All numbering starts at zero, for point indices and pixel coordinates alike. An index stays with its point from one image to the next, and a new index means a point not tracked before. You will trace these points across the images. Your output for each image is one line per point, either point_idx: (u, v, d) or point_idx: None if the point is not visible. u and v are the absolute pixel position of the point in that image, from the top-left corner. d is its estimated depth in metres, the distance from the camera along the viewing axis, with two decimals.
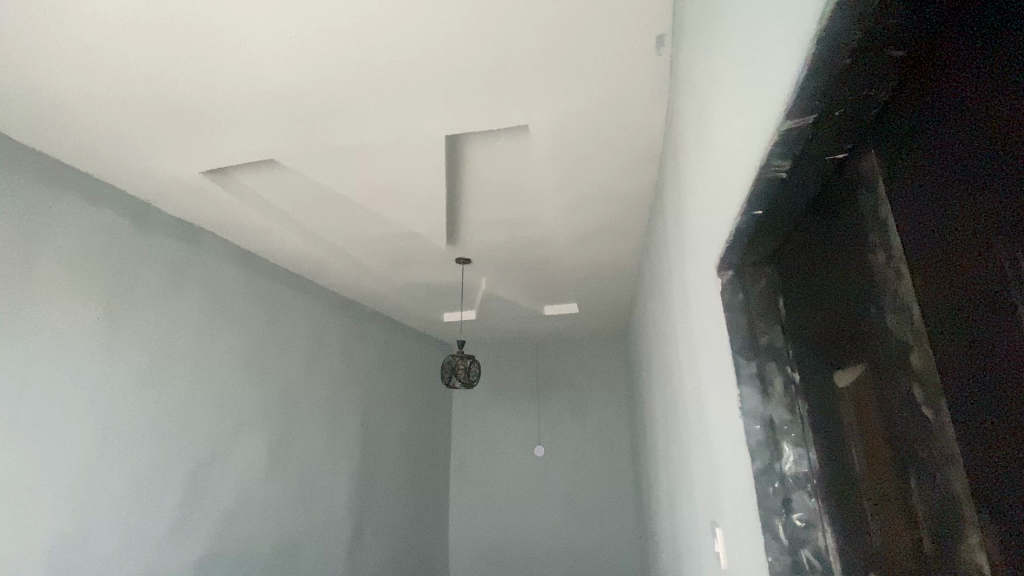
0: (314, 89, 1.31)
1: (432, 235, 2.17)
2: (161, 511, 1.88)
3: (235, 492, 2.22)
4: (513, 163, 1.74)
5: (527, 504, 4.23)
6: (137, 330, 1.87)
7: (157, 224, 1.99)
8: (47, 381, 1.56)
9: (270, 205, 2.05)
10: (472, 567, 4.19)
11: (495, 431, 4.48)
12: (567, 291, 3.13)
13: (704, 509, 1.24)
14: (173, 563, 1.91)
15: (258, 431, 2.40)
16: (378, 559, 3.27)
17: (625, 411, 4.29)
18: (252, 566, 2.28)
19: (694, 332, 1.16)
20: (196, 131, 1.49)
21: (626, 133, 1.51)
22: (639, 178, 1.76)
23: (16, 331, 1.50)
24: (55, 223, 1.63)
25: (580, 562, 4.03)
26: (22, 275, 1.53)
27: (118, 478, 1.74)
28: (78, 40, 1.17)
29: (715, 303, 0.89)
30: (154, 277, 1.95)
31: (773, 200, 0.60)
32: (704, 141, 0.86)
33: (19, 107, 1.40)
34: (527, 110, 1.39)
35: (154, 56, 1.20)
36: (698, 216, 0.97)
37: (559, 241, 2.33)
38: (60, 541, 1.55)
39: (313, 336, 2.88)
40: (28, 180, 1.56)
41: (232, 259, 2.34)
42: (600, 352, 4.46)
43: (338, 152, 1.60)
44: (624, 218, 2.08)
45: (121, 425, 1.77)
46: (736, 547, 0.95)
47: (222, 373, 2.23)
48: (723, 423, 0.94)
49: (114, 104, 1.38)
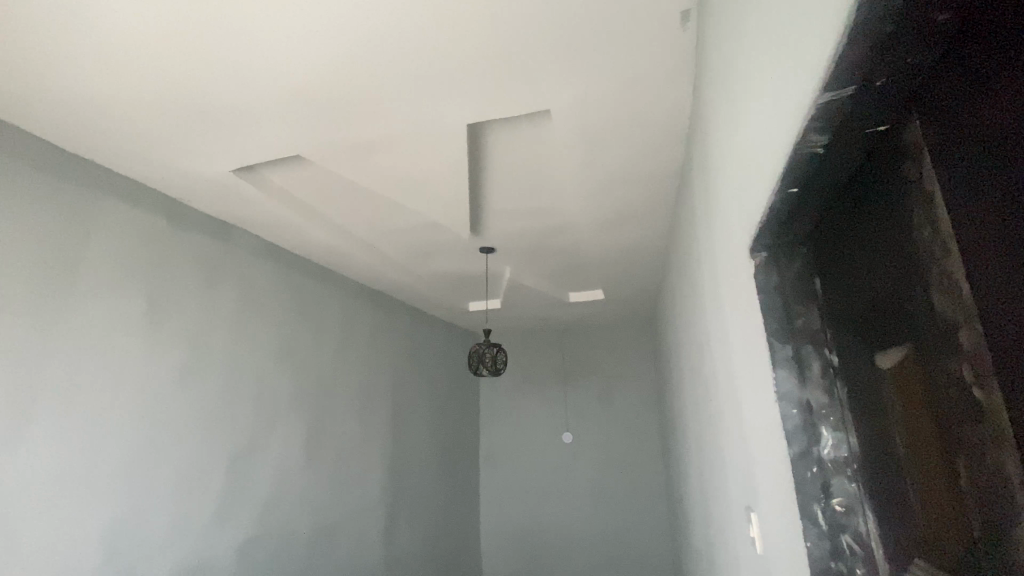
0: (337, 84, 1.32)
1: (455, 224, 2.18)
2: (207, 498, 1.98)
3: (273, 479, 2.32)
4: (535, 148, 1.72)
5: (556, 491, 4.27)
6: (177, 325, 1.95)
7: (191, 222, 2.05)
8: (96, 376, 1.65)
9: (297, 200, 2.09)
10: (503, 553, 4.25)
11: (523, 419, 4.50)
12: (591, 278, 3.11)
13: (738, 493, 1.23)
14: (219, 546, 2.01)
15: (294, 421, 2.48)
16: (412, 545, 3.35)
17: (653, 397, 4.27)
18: (292, 549, 2.38)
19: (725, 313, 1.14)
20: (226, 130, 1.53)
21: (651, 112, 1.47)
22: (665, 158, 1.72)
23: (66, 329, 1.59)
24: (95, 225, 1.71)
25: (611, 546, 4.05)
26: (68, 275, 1.61)
27: (164, 466, 1.83)
28: (105, 45, 1.20)
29: (747, 284, 0.87)
30: (189, 274, 2.02)
31: (810, 177, 0.58)
32: (735, 122, 0.84)
33: (58, 113, 1.46)
34: (546, 92, 1.36)
35: (180, 57, 1.23)
36: (729, 200, 0.94)
37: (583, 226, 2.31)
38: (113, 527, 1.64)
39: (344, 328, 2.94)
40: (64, 184, 1.63)
41: (262, 255, 2.40)
42: (626, 338, 4.43)
43: (358, 144, 1.60)
44: (648, 201, 2.05)
45: (163, 417, 1.85)
46: (772, 531, 0.94)
47: (257, 365, 2.30)
48: (757, 405, 0.92)
49: (140, 105, 1.42)
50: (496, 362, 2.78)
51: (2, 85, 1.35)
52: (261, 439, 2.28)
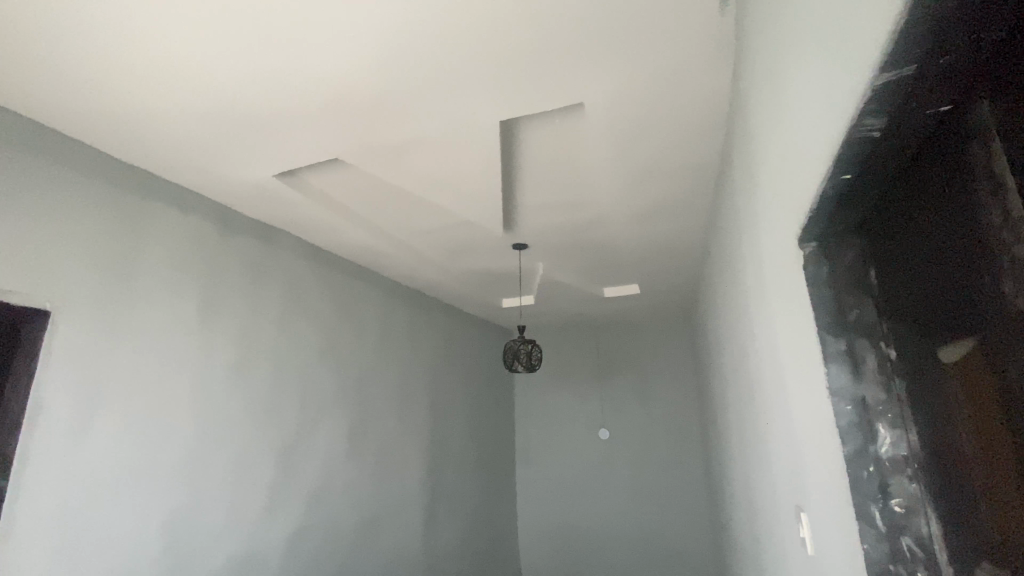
0: (374, 88, 1.35)
1: (489, 221, 2.19)
2: (257, 489, 2.07)
3: (319, 472, 2.40)
4: (568, 142, 1.70)
5: (593, 487, 4.25)
6: (227, 325, 2.04)
7: (237, 225, 2.14)
8: (154, 375, 1.75)
9: (335, 202, 2.15)
10: (541, 548, 4.26)
11: (559, 415, 4.49)
12: (627, 272, 3.07)
13: (787, 492, 1.19)
14: (270, 535, 2.10)
15: (337, 416, 2.56)
16: (452, 538, 3.41)
17: (693, 394, 4.18)
18: (337, 539, 2.46)
19: (771, 305, 1.10)
20: (269, 137, 1.58)
21: (688, 101, 1.43)
22: (703, 147, 1.67)
23: (127, 331, 1.69)
24: (150, 232, 1.80)
25: (650, 543, 4.02)
26: (127, 280, 1.71)
27: (218, 459, 1.93)
28: (156, 61, 1.26)
29: (796, 275, 0.84)
30: (236, 276, 2.10)
31: (865, 162, 0.55)
32: (781, 107, 0.80)
33: (116, 128, 1.55)
34: (579, 85, 1.34)
35: (225, 69, 1.28)
36: (776, 189, 0.91)
37: (618, 220, 2.27)
38: (173, 516, 1.75)
39: (382, 325, 3.01)
40: (121, 194, 1.72)
41: (304, 256, 2.47)
42: (662, 333, 4.36)
43: (393, 144, 1.63)
44: (684, 193, 2.00)
45: (215, 413, 1.94)
46: (823, 532, 0.91)
47: (301, 363, 2.38)
48: (807, 401, 0.89)
49: (186, 114, 1.47)
50: (532, 359, 2.78)
51: (64, 104, 1.43)
52: (306, 435, 2.35)
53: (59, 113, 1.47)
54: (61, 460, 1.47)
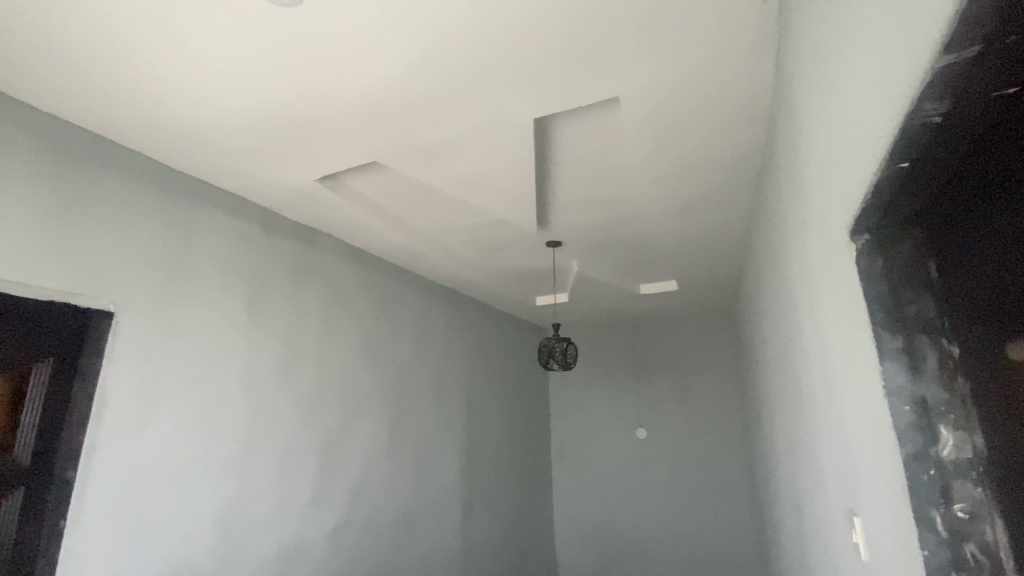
0: (410, 91, 1.38)
1: (523, 218, 2.20)
2: (303, 482, 2.15)
3: (360, 466, 2.47)
4: (603, 137, 1.69)
5: (631, 487, 4.20)
6: (273, 324, 2.12)
7: (282, 228, 2.22)
8: (208, 371, 1.84)
9: (373, 204, 2.20)
10: (578, 546, 4.24)
11: (595, 414, 4.45)
12: (663, 268, 3.01)
13: (838, 495, 1.14)
14: (314, 526, 2.18)
15: (376, 412, 2.63)
16: (489, 534, 3.44)
17: (734, 393, 4.07)
18: (378, 532, 2.52)
19: (819, 301, 1.06)
20: (310, 142, 1.63)
21: (727, 91, 1.39)
22: (744, 138, 1.62)
23: (183, 330, 1.78)
24: (202, 236, 1.90)
25: (690, 544, 3.94)
26: (181, 282, 1.80)
27: (266, 452, 2.01)
28: (205, 72, 1.33)
29: (847, 269, 0.80)
30: (281, 277, 2.19)
31: (926, 149, 0.52)
32: (830, 94, 0.77)
33: (171, 138, 1.64)
34: (613, 79, 1.33)
35: (269, 78, 1.34)
36: (824, 180, 0.88)
37: (655, 215, 2.23)
38: (225, 506, 1.84)
39: (419, 324, 3.06)
40: (175, 201, 1.82)
41: (344, 257, 2.55)
42: (701, 330, 4.26)
43: (428, 146, 1.65)
44: (724, 186, 1.95)
45: (263, 409, 2.02)
46: (879, 538, 0.87)
47: (342, 360, 2.46)
48: (860, 401, 0.85)
49: (234, 122, 1.54)
50: (567, 356, 2.77)
51: (124, 117, 1.52)
52: (347, 430, 2.43)
53: (119, 125, 1.57)
54: (122, 453, 1.56)
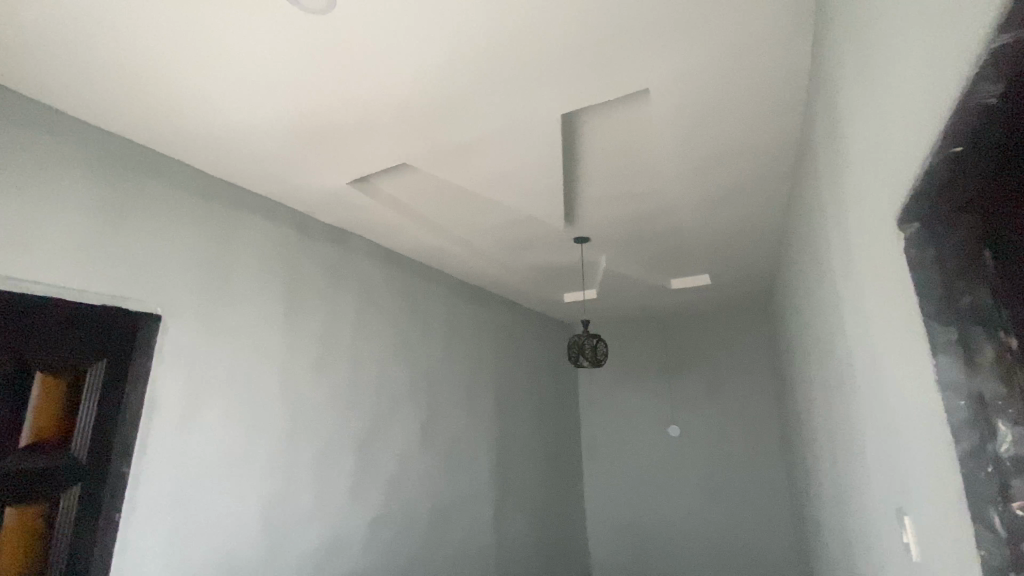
0: (438, 93, 1.39)
1: (551, 215, 2.19)
2: (341, 477, 2.21)
3: (395, 462, 2.52)
4: (631, 130, 1.66)
5: (665, 485, 4.14)
6: (309, 324, 2.18)
7: (315, 231, 2.28)
8: (250, 371, 1.91)
9: (403, 205, 2.24)
10: (611, 544, 4.22)
11: (626, 410, 4.41)
12: (695, 262, 2.95)
13: (886, 494, 1.10)
14: (352, 521, 2.24)
15: (409, 409, 2.67)
16: (522, 531, 3.46)
17: (771, 388, 3.97)
18: (413, 527, 2.57)
19: (864, 293, 1.02)
20: (342, 146, 1.67)
21: (760, 78, 1.35)
22: (779, 127, 1.57)
23: (226, 331, 1.86)
24: (241, 240, 1.96)
25: (727, 543, 3.87)
26: (223, 285, 1.87)
27: (305, 449, 2.07)
28: (243, 82, 1.37)
29: (896, 260, 0.77)
30: (315, 278, 2.24)
31: (983, 131, 0.50)
32: (876, 78, 0.74)
33: (211, 147, 1.70)
34: (641, 70, 1.31)
35: (303, 84, 1.37)
36: (868, 167, 0.84)
37: (686, 207, 2.19)
38: (268, 500, 1.91)
39: (448, 322, 3.09)
40: (216, 207, 1.89)
41: (375, 257, 2.60)
42: (735, 325, 4.16)
43: (456, 145, 1.66)
44: (758, 176, 1.90)
45: (301, 406, 2.08)
46: (931, 537, 0.84)
47: (375, 359, 2.51)
48: (910, 396, 0.82)
49: (270, 130, 1.59)
50: (597, 353, 2.75)
51: (168, 128, 1.59)
52: (381, 428, 2.47)
53: (164, 136, 1.64)
54: (172, 449, 1.64)
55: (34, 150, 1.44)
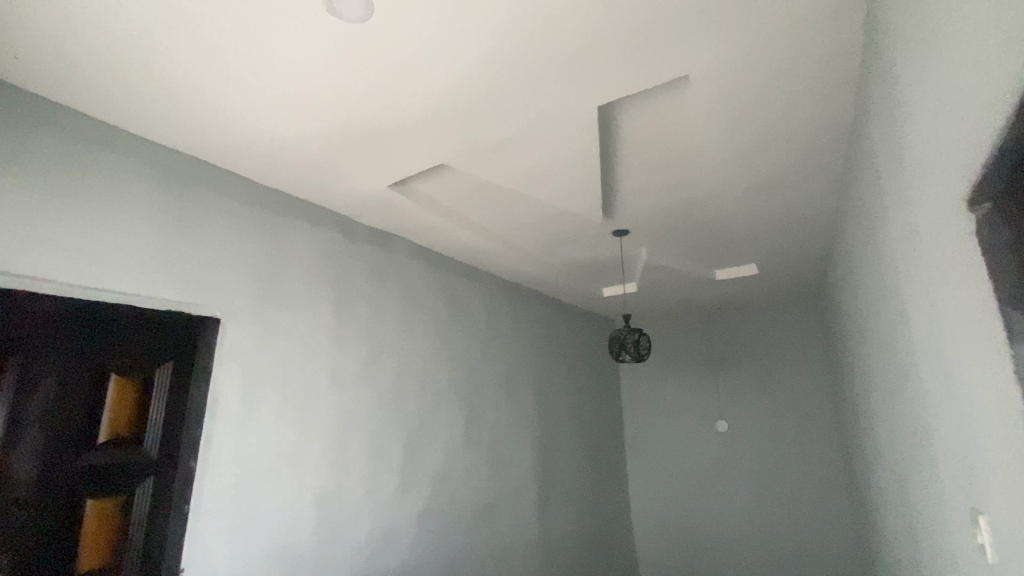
0: (475, 93, 1.41)
1: (588, 209, 2.17)
2: (389, 472, 2.28)
3: (440, 457, 2.57)
4: (671, 118, 1.62)
5: (714, 481, 4.04)
6: (355, 324, 2.25)
7: (358, 234, 2.35)
8: (302, 370, 1.99)
9: (442, 205, 2.27)
10: (658, 541, 4.15)
11: (671, 405, 4.32)
12: (740, 252, 2.86)
13: (957, 491, 1.04)
14: (401, 514, 2.30)
15: (452, 406, 2.72)
16: (567, 526, 3.45)
17: (826, 381, 3.80)
18: (460, 521, 2.62)
19: (930, 279, 0.96)
20: (383, 150, 1.71)
21: (808, 58, 1.29)
22: (830, 107, 1.50)
23: (278, 332, 1.94)
24: (290, 245, 2.05)
25: (781, 542, 3.74)
26: (275, 289, 1.96)
27: (354, 444, 2.14)
28: (289, 93, 1.42)
29: (967, 242, 0.72)
30: (359, 279, 2.31)
31: None
32: (941, 49, 0.69)
33: (259, 157, 1.78)
34: (680, 57, 1.28)
35: (345, 91, 1.41)
36: (932, 144, 0.79)
37: (730, 195, 2.11)
38: (322, 494, 1.99)
39: (488, 319, 3.12)
40: (267, 215, 1.98)
41: (416, 257, 2.65)
42: (785, 316, 4.00)
43: (492, 143, 1.67)
44: (806, 160, 1.82)
45: (349, 404, 2.16)
46: (1010, 538, 0.78)
47: (419, 356, 2.56)
48: (985, 387, 0.76)
49: (314, 137, 1.65)
50: (640, 348, 2.71)
51: (221, 141, 1.68)
52: (427, 424, 2.53)
53: (217, 149, 1.73)
54: (232, 446, 1.73)
55: (102, 168, 1.55)
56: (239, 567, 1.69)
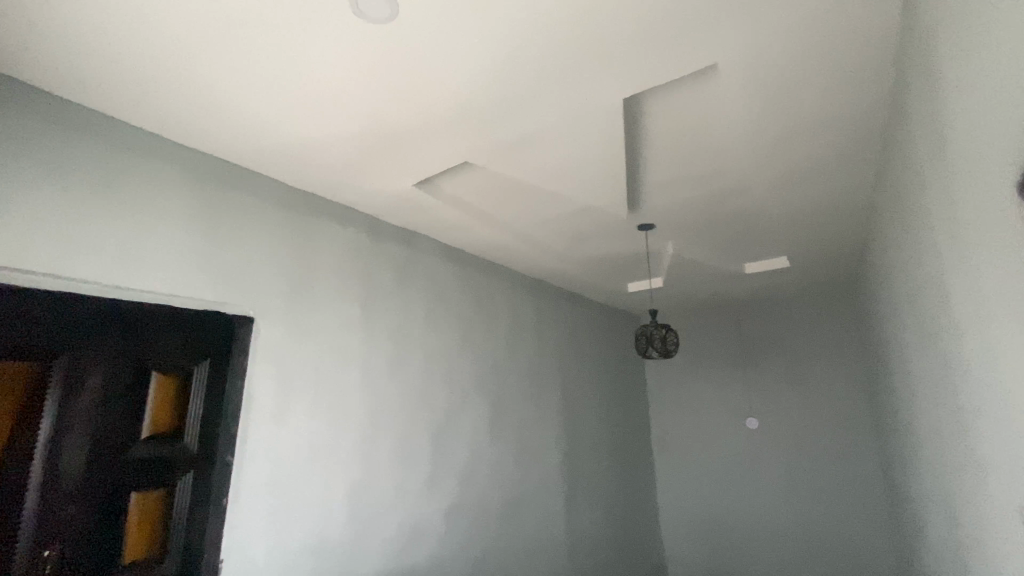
0: (499, 89, 1.41)
1: (613, 203, 2.15)
2: (417, 468, 2.31)
3: (467, 453, 2.59)
4: (697, 110, 1.59)
5: (744, 479, 3.96)
6: (382, 322, 2.29)
7: (384, 233, 2.38)
8: (333, 367, 2.04)
9: (466, 203, 2.28)
10: (686, 539, 4.10)
11: (699, 402, 4.25)
12: (769, 245, 2.79)
13: (1004, 490, 1.00)
14: (430, 509, 2.33)
15: (478, 402, 2.74)
16: (594, 523, 3.44)
17: (862, 377, 3.68)
18: (487, 516, 2.64)
19: (974, 268, 0.92)
20: (408, 149, 1.73)
21: (842, 42, 1.25)
22: (866, 92, 1.44)
23: (309, 330, 1.99)
24: (320, 245, 2.09)
25: (815, 542, 3.65)
26: (305, 288, 2.01)
27: (384, 440, 2.18)
28: (317, 95, 1.45)
29: (1017, 228, 0.68)
30: (386, 277, 2.34)
31: None
32: (988, 26, 0.66)
33: (289, 159, 1.82)
34: (707, 46, 1.25)
35: (371, 91, 1.43)
36: (981, 125, 0.75)
37: (759, 186, 2.06)
38: (353, 488, 2.03)
39: (513, 316, 3.12)
40: (296, 216, 2.02)
41: (441, 256, 2.67)
42: (818, 310, 3.89)
43: (516, 139, 1.67)
44: (840, 148, 1.76)
45: (378, 400, 2.19)
46: None
47: (445, 353, 2.59)
48: None
49: (341, 138, 1.68)
50: (667, 344, 2.68)
51: (253, 145, 1.72)
52: (453, 420, 2.55)
53: (249, 152, 1.77)
54: (267, 441, 1.78)
55: (142, 174, 1.62)
56: (275, 558, 1.74)
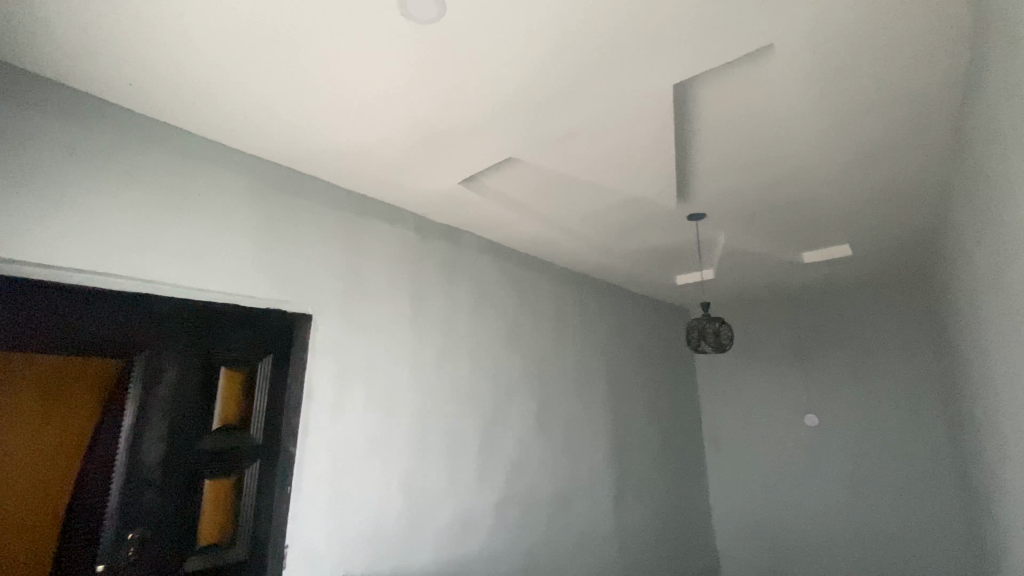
0: (542, 81, 1.40)
1: (660, 193, 2.09)
2: (467, 461, 2.35)
3: (515, 447, 2.61)
4: (750, 92, 1.53)
5: (803, 478, 3.79)
6: (430, 318, 2.33)
7: (431, 230, 2.43)
8: (385, 362, 2.10)
9: (510, 198, 2.29)
10: (741, 539, 3.96)
11: (754, 397, 4.09)
12: (829, 232, 2.64)
13: None
14: (479, 501, 2.37)
15: (525, 396, 2.75)
16: (643, 519, 3.39)
17: (935, 372, 3.42)
18: (535, 509, 2.65)
19: None
20: (453, 146, 1.76)
21: (911, 11, 1.16)
22: (942, 63, 1.34)
23: (362, 327, 2.06)
24: (370, 244, 2.16)
25: (883, 546, 3.44)
26: (357, 285, 2.08)
27: (434, 433, 2.23)
28: (364, 98, 1.50)
29: None
30: (433, 274, 2.39)
31: None
32: None
33: (340, 162, 1.89)
34: (761, 23, 1.19)
35: (417, 92, 1.46)
36: None
37: (817, 170, 1.95)
38: (406, 479, 2.09)
39: (558, 311, 3.11)
40: (348, 216, 2.10)
41: (487, 251, 2.70)
42: (884, 300, 3.65)
43: (559, 132, 1.66)
44: (910, 125, 1.64)
45: (428, 394, 2.24)
46: None
47: (492, 348, 2.61)
48: None
49: (389, 139, 1.73)
50: (721, 338, 2.59)
51: (307, 149, 1.80)
52: (501, 414, 2.58)
53: (303, 156, 1.85)
54: (326, 433, 1.86)
55: (208, 181, 1.73)
56: (335, 545, 1.82)
